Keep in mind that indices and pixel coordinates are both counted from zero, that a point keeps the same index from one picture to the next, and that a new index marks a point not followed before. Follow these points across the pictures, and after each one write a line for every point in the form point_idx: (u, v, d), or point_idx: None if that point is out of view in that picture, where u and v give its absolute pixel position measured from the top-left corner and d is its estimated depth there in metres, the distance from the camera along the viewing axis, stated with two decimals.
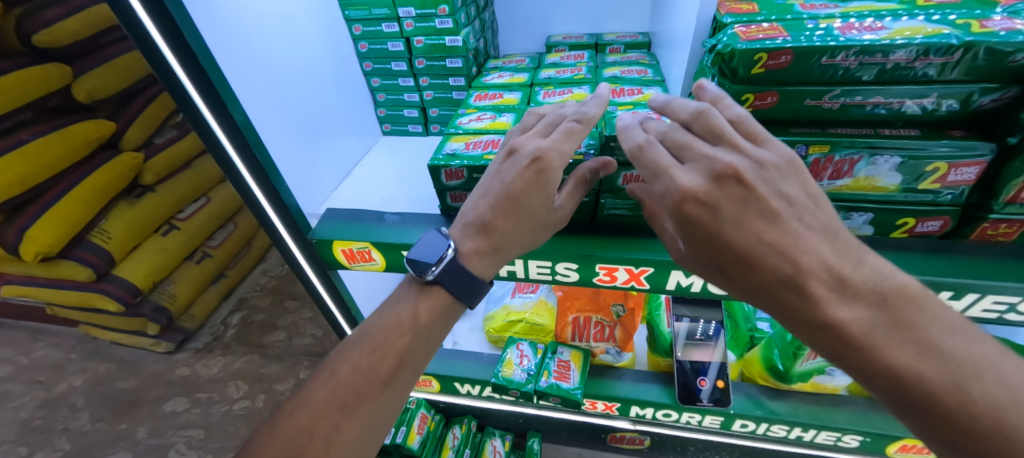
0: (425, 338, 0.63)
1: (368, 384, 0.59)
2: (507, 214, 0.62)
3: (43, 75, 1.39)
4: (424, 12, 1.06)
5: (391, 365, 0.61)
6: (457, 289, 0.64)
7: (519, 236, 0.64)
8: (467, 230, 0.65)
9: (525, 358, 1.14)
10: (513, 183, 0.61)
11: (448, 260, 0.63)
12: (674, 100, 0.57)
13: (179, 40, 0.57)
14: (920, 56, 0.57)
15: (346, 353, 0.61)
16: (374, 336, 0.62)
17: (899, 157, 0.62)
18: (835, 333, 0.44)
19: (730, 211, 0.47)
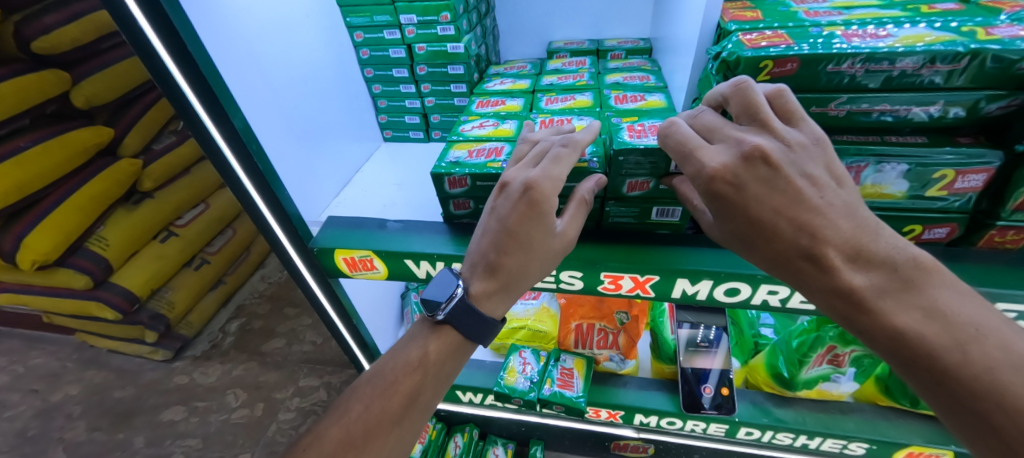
0: (436, 376, 0.61)
1: (379, 424, 0.56)
2: (511, 251, 0.62)
3: (41, 82, 1.38)
4: (426, 19, 1.06)
5: (402, 404, 0.58)
6: (467, 329, 0.62)
7: (528, 270, 0.62)
8: (475, 270, 0.63)
9: (528, 367, 1.13)
10: (513, 221, 0.62)
11: (458, 299, 0.61)
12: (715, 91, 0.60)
13: (179, 46, 0.57)
14: (926, 64, 0.56)
15: (359, 389, 0.59)
16: (385, 376, 0.59)
17: (906, 164, 0.62)
18: (846, 297, 0.47)
19: (755, 189, 0.50)
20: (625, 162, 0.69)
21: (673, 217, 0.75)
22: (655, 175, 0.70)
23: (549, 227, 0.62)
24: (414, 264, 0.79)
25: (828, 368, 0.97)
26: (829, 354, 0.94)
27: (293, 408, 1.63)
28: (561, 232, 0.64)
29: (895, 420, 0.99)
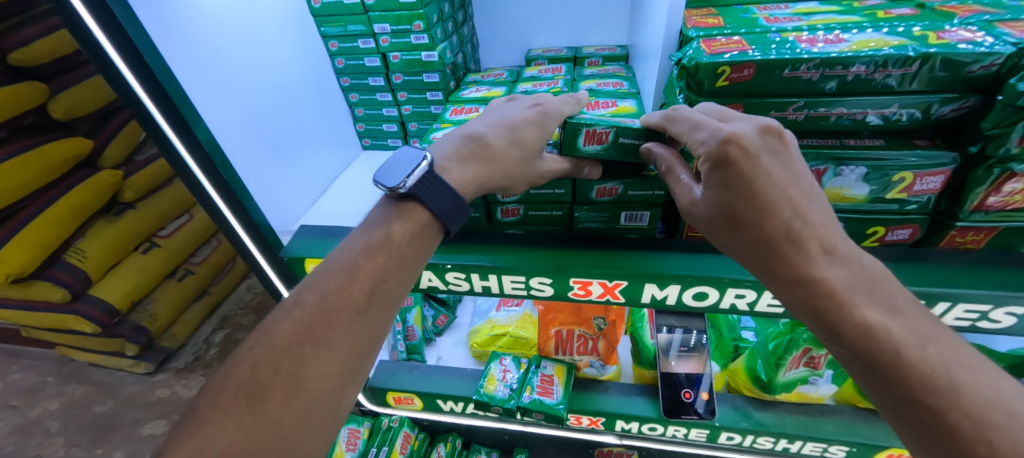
0: (403, 258, 0.57)
1: (340, 313, 0.52)
2: (503, 134, 0.65)
3: (18, 94, 1.35)
4: (399, 28, 1.08)
5: (365, 293, 0.54)
6: (436, 205, 0.59)
7: (503, 162, 0.64)
8: (458, 147, 0.65)
9: (508, 374, 1.12)
10: (517, 119, 0.67)
11: (423, 170, 0.59)
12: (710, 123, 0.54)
13: (138, 60, 0.56)
14: (879, 68, 0.57)
15: (314, 280, 0.54)
16: (347, 260, 0.55)
17: (865, 167, 0.62)
18: (813, 287, 0.47)
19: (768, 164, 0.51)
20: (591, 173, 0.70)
21: (642, 221, 0.76)
22: (622, 181, 0.71)
23: (542, 134, 0.66)
24: None
25: (805, 371, 0.99)
26: (805, 357, 0.97)
27: None
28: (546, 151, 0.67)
29: (874, 422, 0.98)
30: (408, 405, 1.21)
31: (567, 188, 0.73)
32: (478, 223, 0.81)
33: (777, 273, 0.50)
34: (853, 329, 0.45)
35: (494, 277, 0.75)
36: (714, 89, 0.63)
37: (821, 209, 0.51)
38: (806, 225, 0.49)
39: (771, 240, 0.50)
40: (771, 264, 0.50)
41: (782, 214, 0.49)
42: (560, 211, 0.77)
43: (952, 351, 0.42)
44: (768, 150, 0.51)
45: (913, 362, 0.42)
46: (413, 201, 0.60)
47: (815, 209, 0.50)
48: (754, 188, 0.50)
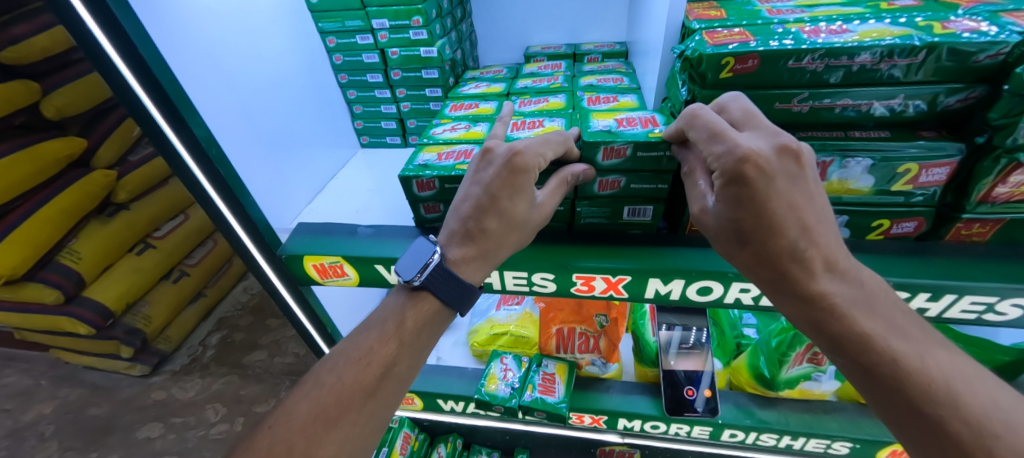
0: (413, 346, 0.60)
1: (351, 395, 0.55)
2: (490, 218, 0.62)
3: (11, 93, 1.34)
4: (398, 23, 1.06)
5: (377, 375, 0.57)
6: (444, 295, 0.62)
7: (505, 240, 0.64)
8: (453, 238, 0.64)
9: (509, 373, 1.10)
10: (499, 189, 0.62)
11: (435, 264, 0.61)
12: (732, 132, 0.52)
13: (131, 50, 0.55)
14: (884, 58, 0.57)
15: (329, 363, 0.58)
16: (363, 345, 0.59)
17: (870, 159, 0.62)
18: (819, 303, 0.48)
19: (783, 183, 0.48)
20: (642, 158, 0.67)
21: (646, 216, 0.75)
22: (626, 174, 0.70)
23: (528, 194, 0.63)
24: (386, 270, 0.78)
25: (808, 367, 0.96)
26: (809, 352, 0.94)
27: None
28: (539, 202, 0.65)
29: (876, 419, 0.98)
30: (408, 405, 1.20)
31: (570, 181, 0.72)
32: None
33: (784, 291, 0.49)
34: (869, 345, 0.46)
35: (497, 273, 0.74)
36: (717, 81, 0.62)
37: (827, 223, 0.50)
38: (814, 244, 0.48)
39: (779, 259, 0.49)
40: (778, 282, 0.49)
41: (792, 234, 0.48)
42: (562, 206, 0.75)
43: (951, 364, 0.45)
44: (785, 173, 0.49)
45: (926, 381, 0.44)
46: (424, 290, 0.63)
47: (823, 222, 0.49)
48: (769, 208, 0.48)
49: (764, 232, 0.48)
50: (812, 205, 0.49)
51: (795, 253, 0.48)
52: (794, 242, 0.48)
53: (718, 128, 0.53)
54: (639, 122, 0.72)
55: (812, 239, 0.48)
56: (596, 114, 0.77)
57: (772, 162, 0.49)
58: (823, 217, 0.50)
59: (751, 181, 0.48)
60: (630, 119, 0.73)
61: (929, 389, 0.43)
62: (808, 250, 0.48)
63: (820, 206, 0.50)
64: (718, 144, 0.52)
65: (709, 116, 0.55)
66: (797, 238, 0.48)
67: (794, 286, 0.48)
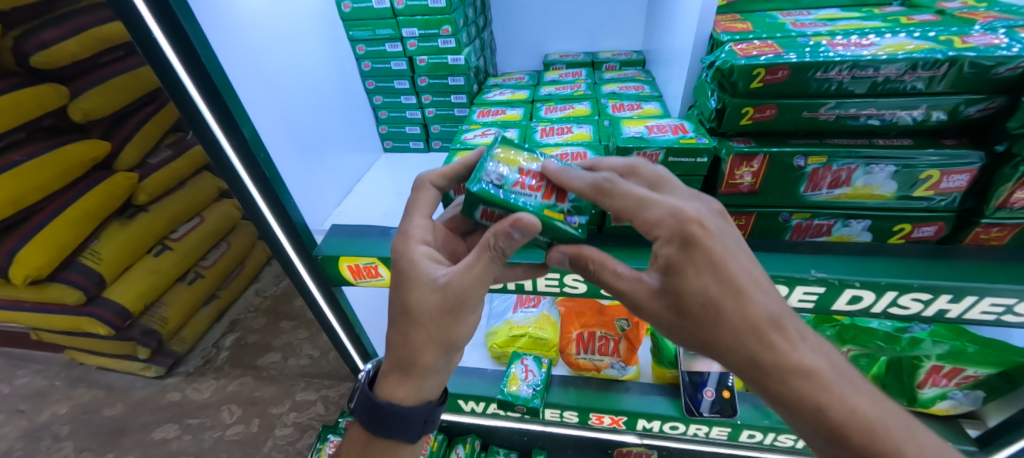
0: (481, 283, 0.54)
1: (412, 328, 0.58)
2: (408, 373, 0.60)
3: (40, 96, 1.37)
4: (427, 32, 1.10)
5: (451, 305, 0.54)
6: (369, 422, 0.62)
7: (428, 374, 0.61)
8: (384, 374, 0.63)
9: (493, 173, 0.58)
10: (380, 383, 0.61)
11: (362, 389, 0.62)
12: None
13: (189, 53, 0.57)
14: (908, 70, 0.60)
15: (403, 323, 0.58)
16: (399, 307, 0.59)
17: (894, 166, 0.65)
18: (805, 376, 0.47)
19: None
20: (676, 163, 0.70)
21: None
22: None
23: (427, 281, 0.56)
24: None
25: None
26: None
27: (289, 423, 1.60)
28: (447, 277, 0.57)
29: None
30: None
31: None
32: None
33: (814, 435, 0.47)
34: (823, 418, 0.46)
35: None
36: (748, 90, 0.65)
37: (854, 384, 0.47)
38: (825, 389, 0.46)
39: (748, 335, 0.48)
40: (822, 438, 0.46)
41: (806, 377, 0.47)
42: (593, 210, 0.79)
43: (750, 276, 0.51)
44: None
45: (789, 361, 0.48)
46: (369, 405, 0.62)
47: (832, 369, 0.48)
48: (795, 373, 0.47)
49: (750, 359, 0.48)
50: (845, 402, 0.46)
51: (817, 380, 0.47)
52: (761, 320, 0.48)
53: (698, 234, 0.51)
54: (669, 128, 0.74)
55: (823, 375, 0.47)
56: (626, 121, 0.80)
57: (780, 320, 0.49)
58: (847, 378, 0.48)
59: (767, 354, 0.48)
60: (659, 125, 0.76)
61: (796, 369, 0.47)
62: (838, 404, 0.46)
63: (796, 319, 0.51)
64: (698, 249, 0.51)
65: (723, 236, 0.51)
66: (808, 376, 0.47)
67: (829, 428, 0.45)
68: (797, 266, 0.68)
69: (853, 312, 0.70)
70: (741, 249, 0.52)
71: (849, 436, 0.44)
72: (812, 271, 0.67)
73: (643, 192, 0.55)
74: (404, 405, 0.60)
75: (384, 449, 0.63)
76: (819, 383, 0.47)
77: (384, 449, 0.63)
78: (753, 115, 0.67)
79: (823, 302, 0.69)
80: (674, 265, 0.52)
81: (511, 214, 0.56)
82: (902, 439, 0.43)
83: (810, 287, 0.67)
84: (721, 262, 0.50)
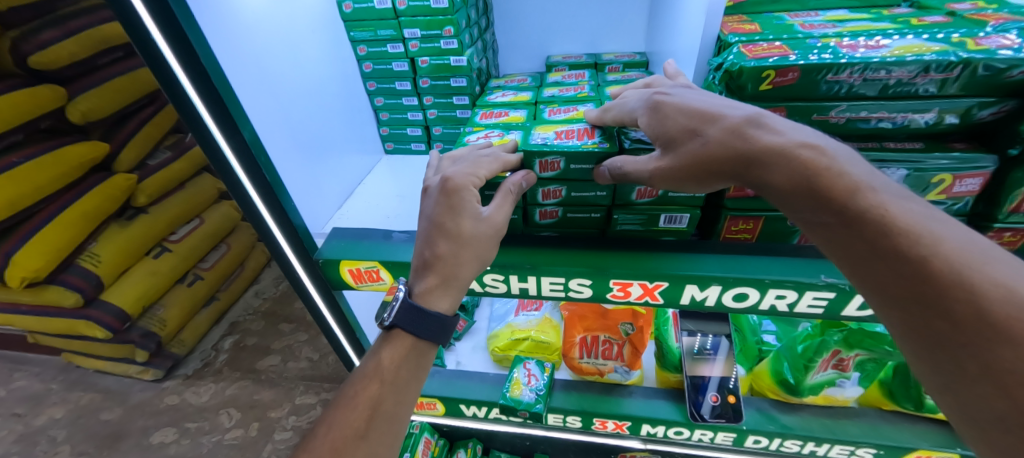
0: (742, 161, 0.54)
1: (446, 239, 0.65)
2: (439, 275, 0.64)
3: (37, 97, 1.36)
4: (429, 33, 1.09)
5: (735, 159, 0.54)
6: (411, 327, 0.63)
7: (463, 262, 0.64)
8: (418, 271, 0.66)
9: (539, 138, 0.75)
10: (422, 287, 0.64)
11: (401, 301, 0.63)
12: None
13: (190, 56, 0.57)
14: (921, 73, 0.59)
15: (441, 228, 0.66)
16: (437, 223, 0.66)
17: (904, 169, 0.63)
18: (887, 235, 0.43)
19: None
20: None
21: (682, 223, 0.77)
22: None
23: (470, 211, 0.65)
24: None
25: (833, 373, 0.97)
26: (834, 359, 0.94)
27: (289, 427, 1.59)
28: (488, 214, 0.66)
29: (900, 424, 0.99)
30: (430, 410, 1.20)
31: (608, 190, 0.74)
32: (514, 226, 0.82)
33: (906, 298, 0.41)
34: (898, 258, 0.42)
35: (533, 278, 0.75)
36: (757, 93, 0.64)
37: (945, 223, 0.43)
38: (931, 243, 0.41)
39: (801, 189, 0.49)
40: (914, 302, 0.41)
41: (908, 231, 0.42)
42: (598, 213, 0.78)
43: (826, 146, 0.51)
44: None
45: (860, 207, 0.45)
46: (396, 328, 0.65)
47: (955, 236, 0.41)
48: (895, 231, 0.43)
49: (835, 220, 0.46)
50: (957, 263, 0.39)
51: (924, 240, 0.41)
52: (859, 190, 0.46)
53: (757, 124, 0.54)
54: None
55: (932, 235, 0.41)
56: None
57: (880, 196, 0.45)
58: (977, 248, 0.40)
59: (866, 221, 0.44)
60: None
61: (863, 212, 0.45)
62: (940, 255, 0.40)
63: (921, 203, 0.46)
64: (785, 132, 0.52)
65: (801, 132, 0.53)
66: (922, 239, 0.41)
67: (928, 288, 0.40)
68: (807, 271, 0.67)
69: (864, 317, 0.69)
70: (828, 140, 0.52)
71: (946, 292, 0.39)
72: (822, 276, 0.66)
73: (703, 103, 0.59)
74: (440, 312, 0.64)
75: (422, 355, 0.65)
76: (923, 239, 0.41)
77: (418, 364, 0.64)
78: None
79: (832, 307, 0.68)
80: (747, 154, 0.53)
81: (564, 154, 0.70)
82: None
83: (819, 293, 0.66)
84: (808, 151, 0.50)
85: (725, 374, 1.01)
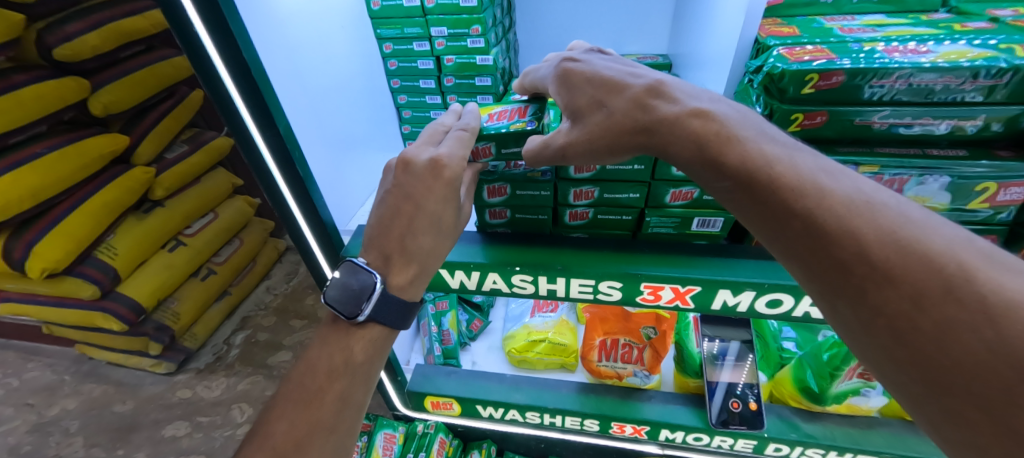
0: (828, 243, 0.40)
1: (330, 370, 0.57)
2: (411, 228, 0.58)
3: (61, 88, 1.37)
4: (456, 32, 1.11)
5: (823, 246, 0.40)
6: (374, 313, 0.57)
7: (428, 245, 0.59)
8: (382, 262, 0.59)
9: None
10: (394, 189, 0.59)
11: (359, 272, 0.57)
12: (575, 82, 0.60)
13: (233, 49, 0.56)
14: (969, 79, 0.58)
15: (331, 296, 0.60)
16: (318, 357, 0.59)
17: (949, 177, 0.62)
18: (853, 257, 0.38)
19: (664, 126, 0.51)
20: None
21: (714, 227, 0.76)
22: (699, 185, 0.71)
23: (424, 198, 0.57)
24: (449, 274, 0.78)
25: (857, 382, 0.97)
26: (861, 368, 0.94)
27: None
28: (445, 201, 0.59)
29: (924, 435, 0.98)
30: (446, 410, 1.19)
31: (642, 192, 0.73)
32: (542, 227, 0.81)
33: (898, 358, 0.37)
34: (846, 253, 0.39)
35: (563, 280, 0.74)
36: (798, 96, 0.63)
37: (908, 219, 0.38)
38: (924, 266, 0.35)
39: (833, 246, 0.39)
40: (891, 345, 0.37)
41: (894, 256, 0.37)
42: (630, 216, 0.77)
43: (850, 207, 0.40)
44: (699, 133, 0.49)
45: (845, 238, 0.39)
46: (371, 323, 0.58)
47: (914, 217, 0.38)
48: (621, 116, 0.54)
49: (734, 185, 0.46)
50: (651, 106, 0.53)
51: (729, 165, 0.46)
52: (842, 214, 0.40)
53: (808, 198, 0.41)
54: None
55: (821, 189, 0.41)
56: None
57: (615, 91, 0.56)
58: (913, 249, 0.36)
59: (617, 126, 0.54)
60: None
61: (851, 246, 0.38)
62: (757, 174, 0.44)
63: (849, 205, 0.40)
64: (568, 89, 0.61)
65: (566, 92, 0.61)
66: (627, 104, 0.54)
67: (823, 251, 0.40)
68: None
69: None
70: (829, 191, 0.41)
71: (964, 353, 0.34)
72: None
73: (850, 207, 0.40)
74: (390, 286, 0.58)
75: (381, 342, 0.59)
76: (756, 161, 0.45)
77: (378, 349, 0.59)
78: (802, 122, 0.65)
79: None
80: (649, 124, 0.52)
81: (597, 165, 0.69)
82: (909, 246, 0.36)
83: None
84: (650, 89, 0.55)
85: (733, 381, 0.99)
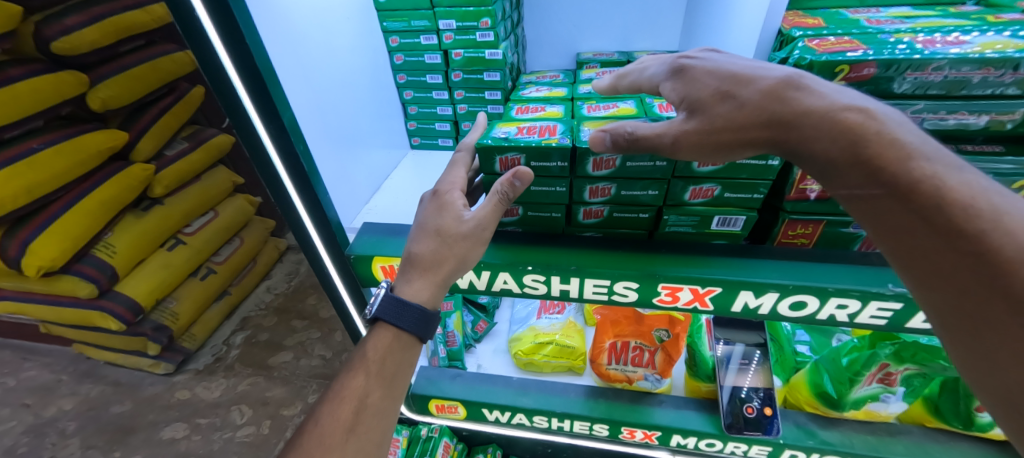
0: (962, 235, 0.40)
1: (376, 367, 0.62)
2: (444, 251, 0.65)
3: (58, 82, 1.35)
4: (464, 25, 1.07)
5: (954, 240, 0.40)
6: (394, 320, 0.64)
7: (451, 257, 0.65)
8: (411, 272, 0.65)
9: (589, 133, 0.69)
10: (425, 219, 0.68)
11: (382, 296, 0.64)
12: (697, 73, 0.59)
13: (236, 37, 0.52)
14: (1009, 71, 0.55)
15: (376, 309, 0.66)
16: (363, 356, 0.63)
17: (985, 174, 0.58)
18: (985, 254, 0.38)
19: (798, 119, 0.50)
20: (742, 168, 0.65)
21: (735, 226, 0.73)
22: (720, 182, 0.67)
23: (455, 212, 0.66)
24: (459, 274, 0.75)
25: (876, 387, 0.93)
26: (880, 373, 0.90)
27: None
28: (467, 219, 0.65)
29: (946, 443, 0.95)
30: (450, 414, 1.16)
31: (661, 189, 0.70)
32: (555, 225, 0.78)
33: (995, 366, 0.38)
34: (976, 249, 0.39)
35: (577, 280, 0.71)
36: None
37: None
38: None
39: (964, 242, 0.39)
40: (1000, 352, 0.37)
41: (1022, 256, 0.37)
42: (646, 214, 0.74)
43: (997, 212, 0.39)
44: (835, 127, 0.48)
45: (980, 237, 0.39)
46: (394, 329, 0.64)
47: None
48: (750, 105, 0.53)
49: (869, 179, 0.45)
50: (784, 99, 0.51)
51: (871, 158, 0.45)
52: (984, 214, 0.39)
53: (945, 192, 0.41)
54: None
55: (970, 190, 0.41)
56: None
57: (746, 81, 0.55)
58: None
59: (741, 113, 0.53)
60: None
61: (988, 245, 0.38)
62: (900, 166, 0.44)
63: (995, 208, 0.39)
64: (686, 82, 0.60)
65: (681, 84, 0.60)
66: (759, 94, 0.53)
67: (991, 277, 0.38)
68: (873, 279, 0.63)
69: (925, 331, 0.65)
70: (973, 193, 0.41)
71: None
72: (889, 285, 0.62)
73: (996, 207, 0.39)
74: (421, 305, 0.64)
75: (406, 349, 0.65)
76: (903, 157, 0.44)
77: (403, 359, 0.64)
78: None
79: (897, 320, 0.64)
80: (785, 118, 0.51)
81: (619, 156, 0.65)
82: None
83: (885, 303, 0.62)
84: (786, 82, 0.53)
85: (739, 384, 0.97)
